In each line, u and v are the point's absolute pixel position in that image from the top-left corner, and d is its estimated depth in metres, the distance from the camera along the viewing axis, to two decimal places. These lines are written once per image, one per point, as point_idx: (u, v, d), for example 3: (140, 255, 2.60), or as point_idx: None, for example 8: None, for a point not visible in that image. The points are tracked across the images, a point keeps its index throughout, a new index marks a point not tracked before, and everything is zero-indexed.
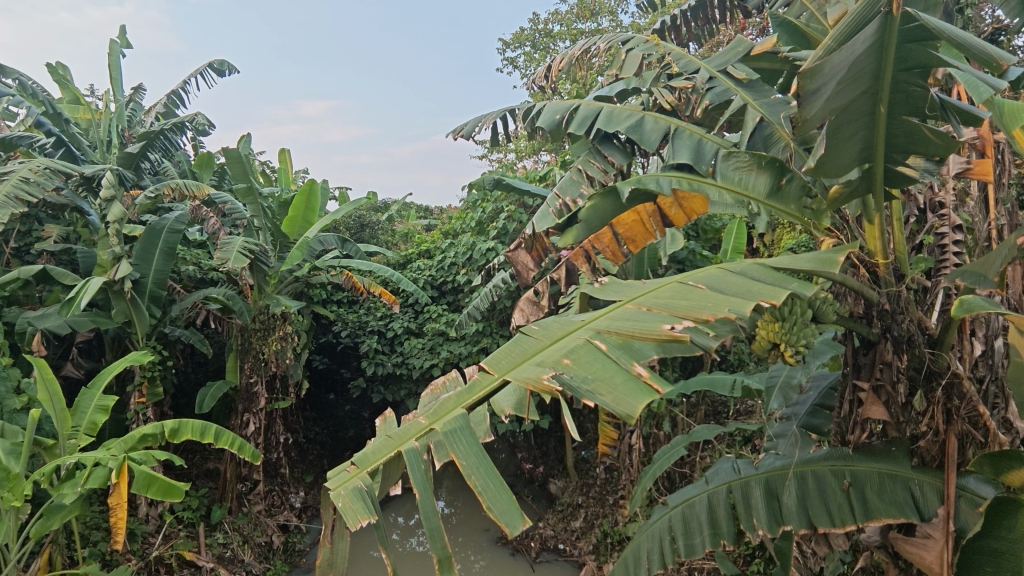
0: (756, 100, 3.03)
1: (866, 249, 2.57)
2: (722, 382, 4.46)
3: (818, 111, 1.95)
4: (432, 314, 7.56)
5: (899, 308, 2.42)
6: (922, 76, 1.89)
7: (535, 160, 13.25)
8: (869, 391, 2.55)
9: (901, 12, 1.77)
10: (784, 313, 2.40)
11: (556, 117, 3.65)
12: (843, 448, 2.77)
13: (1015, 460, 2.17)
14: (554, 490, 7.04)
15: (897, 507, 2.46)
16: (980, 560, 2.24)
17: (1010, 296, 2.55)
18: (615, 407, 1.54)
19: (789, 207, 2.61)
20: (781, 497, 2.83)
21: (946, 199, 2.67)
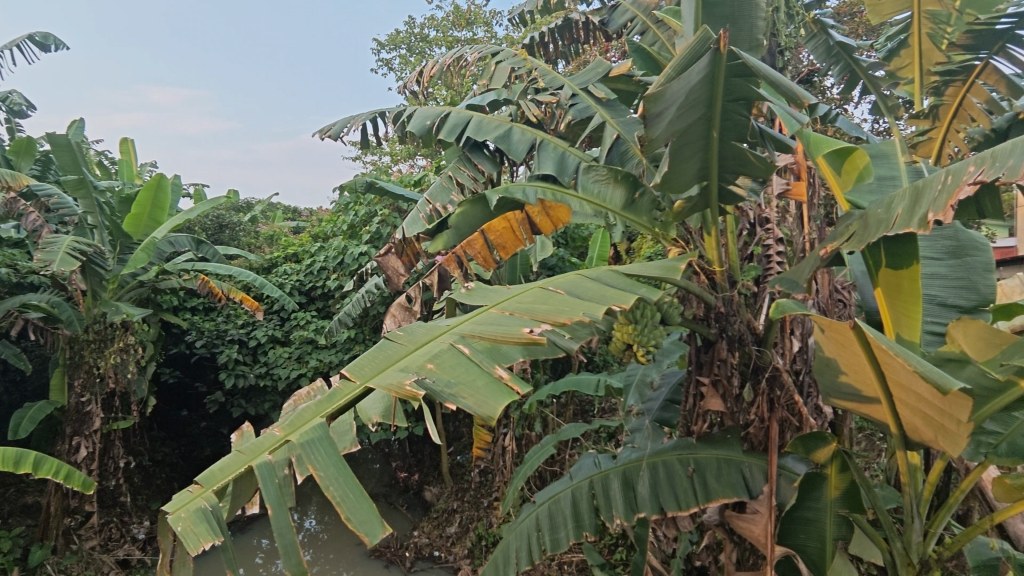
0: (614, 119, 3.24)
1: (705, 258, 2.86)
2: (587, 383, 4.72)
3: (661, 132, 2.15)
4: (299, 321, 7.17)
5: (731, 311, 2.75)
6: (745, 107, 2.15)
7: (410, 164, 13.12)
8: (710, 385, 2.85)
9: (728, 49, 1.98)
10: (636, 316, 2.60)
11: (427, 123, 3.66)
12: (688, 438, 3.05)
13: (820, 440, 2.57)
14: (429, 497, 6.99)
15: (731, 487, 2.77)
16: (796, 528, 2.66)
17: (819, 300, 3.00)
18: (477, 409, 1.57)
19: (641, 218, 2.86)
20: (636, 486, 3.05)
21: (771, 216, 3.05)
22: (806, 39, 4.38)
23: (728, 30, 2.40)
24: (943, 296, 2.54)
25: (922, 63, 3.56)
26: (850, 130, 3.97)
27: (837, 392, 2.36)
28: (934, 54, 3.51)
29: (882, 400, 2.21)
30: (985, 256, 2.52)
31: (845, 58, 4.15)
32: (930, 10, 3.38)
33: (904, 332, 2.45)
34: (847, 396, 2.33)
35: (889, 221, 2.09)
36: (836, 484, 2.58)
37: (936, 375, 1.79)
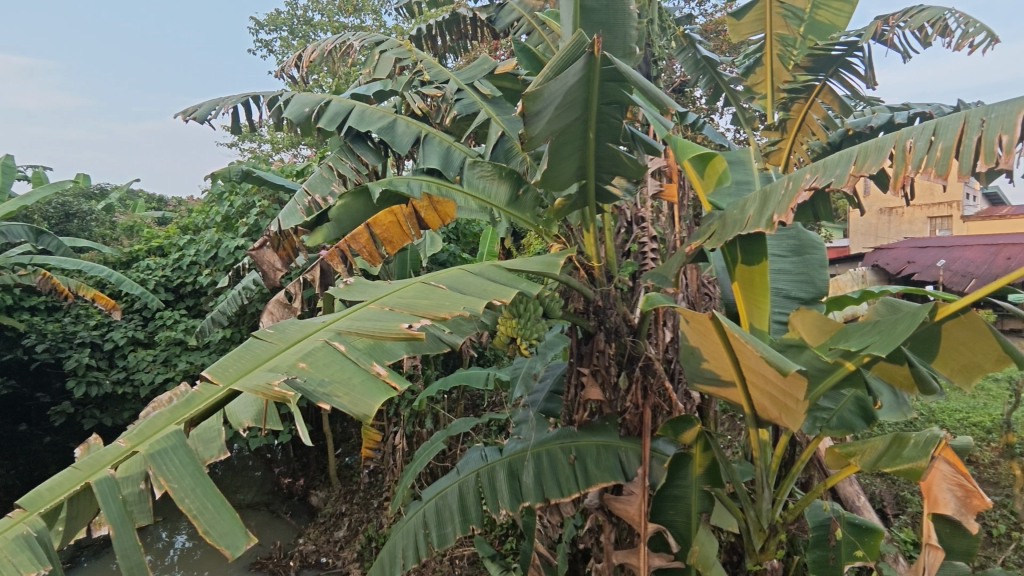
0: (498, 116, 3.29)
1: (585, 254, 2.98)
2: (477, 377, 4.75)
3: (540, 131, 2.21)
4: (165, 320, 6.53)
5: (608, 304, 2.89)
6: (619, 110, 2.27)
7: (293, 153, 12.42)
8: (589, 375, 2.98)
9: (601, 54, 2.07)
10: (520, 310, 2.68)
11: (305, 110, 3.49)
12: (570, 428, 3.18)
13: (687, 423, 2.79)
14: (315, 502, 6.68)
15: (609, 472, 2.93)
16: (666, 505, 2.85)
17: (688, 294, 3.24)
18: (351, 408, 1.51)
19: (524, 214, 2.96)
20: (521, 477, 3.13)
21: (646, 215, 3.25)
22: (677, 51, 4.74)
23: (603, 36, 2.51)
24: (789, 289, 2.85)
25: (772, 80, 3.95)
26: (714, 138, 4.33)
27: (700, 378, 2.56)
28: (782, 72, 3.89)
29: (737, 384, 2.44)
30: (820, 254, 2.90)
31: (709, 71, 4.53)
32: (780, 33, 3.76)
33: (756, 321, 2.71)
34: (708, 381, 2.54)
35: (743, 221, 2.30)
36: (700, 461, 2.81)
37: (777, 359, 2.00)
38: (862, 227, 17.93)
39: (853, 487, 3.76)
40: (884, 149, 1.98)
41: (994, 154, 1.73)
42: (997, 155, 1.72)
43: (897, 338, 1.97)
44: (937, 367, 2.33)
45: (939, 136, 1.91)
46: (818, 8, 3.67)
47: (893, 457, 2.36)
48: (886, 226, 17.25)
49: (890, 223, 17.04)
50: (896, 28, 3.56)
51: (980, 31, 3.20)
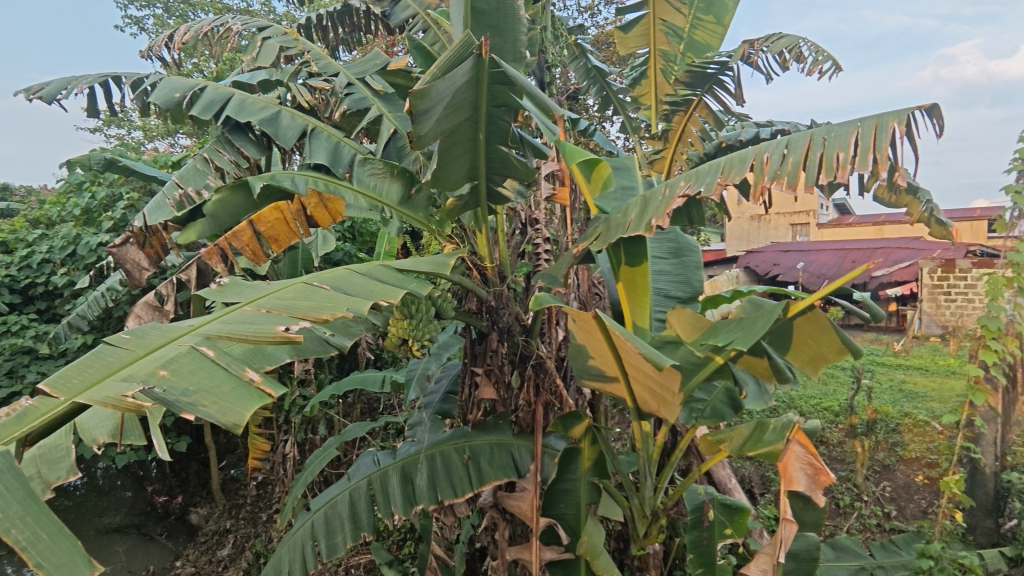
0: (390, 114, 3.22)
1: (478, 254, 3.00)
2: (373, 380, 4.63)
3: (430, 130, 2.19)
4: (9, 326, 5.74)
5: (501, 304, 2.91)
6: (507, 113, 2.31)
7: (171, 142, 11.44)
8: (483, 374, 3.00)
9: (490, 56, 2.08)
10: (412, 311, 2.66)
11: (175, 96, 3.22)
12: (464, 428, 3.19)
13: (576, 418, 2.90)
14: (195, 520, 6.16)
15: (502, 470, 2.96)
16: (557, 499, 2.93)
17: (580, 294, 3.36)
18: (219, 418, 1.41)
19: (417, 214, 2.93)
20: (414, 480, 3.09)
21: (539, 217, 3.33)
22: (569, 59, 4.91)
23: (491, 39, 2.53)
24: (668, 289, 3.05)
25: (656, 93, 4.18)
26: (603, 144, 4.55)
27: (587, 374, 2.66)
28: (664, 86, 4.13)
29: (621, 380, 2.56)
30: (695, 256, 3.13)
31: (599, 81, 4.75)
32: (663, 48, 4.03)
33: (639, 319, 2.88)
34: (595, 377, 2.64)
35: (625, 224, 2.41)
36: (588, 455, 2.93)
37: (654, 354, 2.13)
38: (737, 232, 19.62)
39: (725, 470, 4.09)
40: (746, 161, 2.16)
41: (834, 169, 1.97)
42: (837, 170, 1.97)
43: (756, 332, 2.17)
44: (790, 359, 2.59)
45: (790, 150, 2.12)
46: (695, 28, 3.89)
47: (756, 442, 2.58)
48: (757, 232, 19.01)
49: (760, 229, 18.76)
50: (760, 52, 3.92)
51: (827, 60, 3.59)
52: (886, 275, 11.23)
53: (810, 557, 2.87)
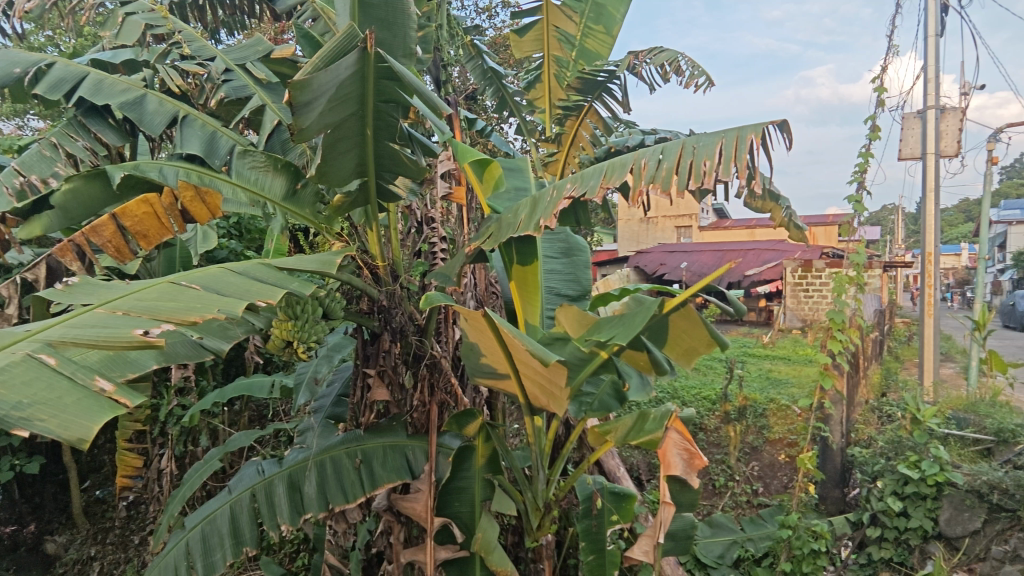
0: (274, 104, 3.06)
1: (369, 252, 2.92)
2: (260, 385, 4.37)
3: (314, 123, 2.10)
4: None
5: (393, 304, 2.85)
6: (396, 109, 2.28)
7: (17, 125, 10.09)
8: (375, 376, 2.92)
9: (374, 50, 2.05)
10: (297, 312, 2.54)
11: (16, 71, 2.86)
12: (357, 431, 3.10)
13: (470, 416, 2.92)
14: (52, 550, 5.48)
15: (396, 472, 2.92)
16: (452, 498, 2.93)
17: (477, 293, 3.38)
18: (61, 433, 1.27)
19: (303, 210, 2.81)
20: (302, 488, 2.96)
21: (435, 216, 3.29)
22: (465, 59, 4.91)
23: (378, 33, 2.48)
24: (559, 287, 3.15)
25: (550, 97, 4.28)
26: (500, 146, 4.62)
27: (480, 372, 2.69)
28: (558, 91, 4.23)
29: (512, 376, 2.61)
30: (584, 255, 3.26)
31: (495, 82, 4.80)
32: (556, 54, 4.15)
33: (530, 318, 2.95)
34: (487, 374, 2.67)
35: (515, 224, 2.46)
36: (482, 452, 2.96)
37: (541, 351, 2.21)
38: (628, 233, 20.68)
39: (615, 459, 4.29)
40: (626, 166, 2.29)
41: (701, 176, 2.13)
42: (703, 176, 2.14)
43: (636, 328, 2.31)
44: (667, 352, 2.77)
45: (665, 156, 2.27)
46: (586, 37, 4.10)
47: (638, 431, 2.74)
48: (646, 233, 20.15)
49: (648, 231, 19.93)
50: (643, 63, 4.14)
51: (702, 75, 3.87)
52: (757, 274, 12.35)
53: (686, 535, 3.13)
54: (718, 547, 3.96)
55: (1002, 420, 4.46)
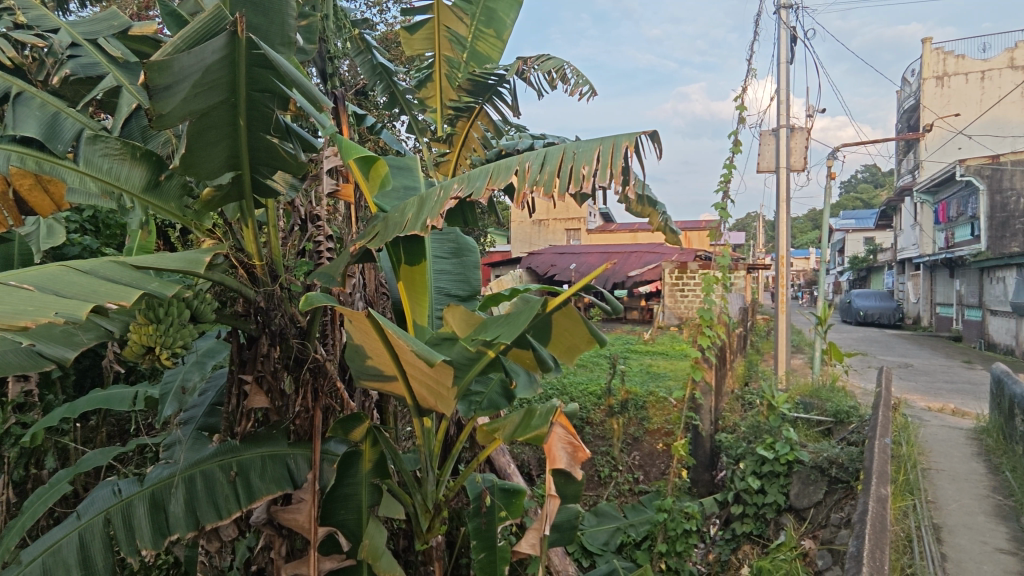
0: (132, 85, 2.76)
1: (244, 250, 2.71)
2: (120, 397, 3.93)
3: (175, 110, 1.98)
4: None
5: (271, 305, 2.69)
6: (273, 99, 2.16)
7: None
8: (253, 383, 2.72)
9: (246, 35, 1.96)
10: (159, 314, 2.32)
11: None
12: (231, 441, 2.88)
13: (356, 420, 2.82)
14: None
15: (276, 483, 2.76)
16: (337, 506, 2.83)
17: (366, 293, 3.31)
18: None
19: (169, 205, 2.57)
20: (167, 507, 2.71)
21: (321, 212, 3.10)
22: (353, 53, 4.76)
23: (249, 16, 2.31)
24: (448, 288, 3.15)
25: (441, 97, 4.26)
26: (390, 143, 4.53)
27: (365, 374, 2.61)
28: (449, 91, 4.21)
29: (399, 378, 2.56)
30: (474, 256, 3.29)
31: (385, 78, 4.67)
32: (446, 54, 4.14)
33: (418, 318, 2.91)
34: (373, 377, 2.61)
35: (401, 224, 2.43)
36: (368, 457, 2.87)
37: (426, 351, 2.20)
38: (521, 235, 21.14)
39: (505, 457, 4.36)
40: (511, 169, 2.34)
41: (579, 180, 2.23)
42: (582, 181, 2.23)
43: (520, 326, 2.37)
44: (551, 350, 2.87)
45: (547, 160, 2.36)
46: (477, 40, 4.16)
47: (524, 427, 2.80)
48: (538, 235, 20.71)
49: (540, 232, 20.54)
50: (531, 69, 4.26)
51: (586, 84, 4.05)
52: (639, 275, 13.10)
53: (571, 525, 3.25)
54: (603, 535, 4.15)
55: (839, 403, 5.09)
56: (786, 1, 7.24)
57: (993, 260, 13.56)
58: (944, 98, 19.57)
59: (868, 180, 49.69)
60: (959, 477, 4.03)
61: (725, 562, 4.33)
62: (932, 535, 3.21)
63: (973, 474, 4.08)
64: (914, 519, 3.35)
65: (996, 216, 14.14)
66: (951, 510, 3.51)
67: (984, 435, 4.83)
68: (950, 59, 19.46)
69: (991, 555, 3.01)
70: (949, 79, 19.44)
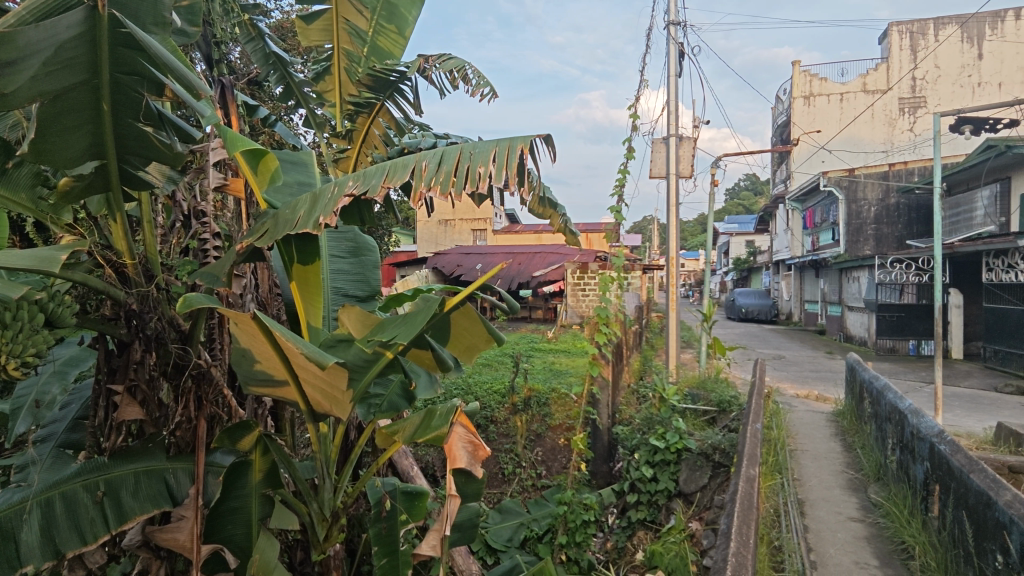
0: None
1: (113, 248, 2.49)
2: None
3: (22, 88, 1.78)
4: None
5: (146, 308, 2.46)
6: (142, 84, 2.00)
7: None
8: (124, 393, 2.52)
9: (108, 12, 1.82)
10: (5, 320, 2.05)
11: None
12: (98, 459, 2.59)
13: (244, 428, 2.67)
14: None
15: (152, 501, 2.53)
16: (224, 520, 2.63)
17: (259, 294, 3.17)
18: None
19: (19, 196, 2.32)
20: (17, 536, 2.36)
21: (206, 208, 2.87)
22: (244, 40, 4.48)
23: None
24: (346, 288, 3.06)
25: (340, 91, 4.08)
26: (285, 136, 4.31)
27: (253, 379, 2.46)
28: (348, 85, 4.06)
29: (291, 382, 2.44)
30: (373, 256, 3.21)
31: (280, 68, 4.40)
32: (346, 47, 3.97)
33: (312, 319, 2.79)
34: (262, 382, 2.47)
35: (293, 222, 2.32)
36: (259, 466, 2.70)
37: (317, 354, 2.13)
38: (427, 234, 20.95)
39: (409, 460, 4.31)
40: (407, 167, 2.32)
41: (475, 181, 2.24)
42: (478, 181, 2.25)
43: (417, 326, 2.35)
44: (450, 350, 2.87)
45: (444, 161, 2.35)
46: (378, 35, 4.03)
47: (425, 428, 2.75)
48: (444, 236, 20.64)
49: (446, 233, 20.52)
50: (433, 68, 4.23)
51: (486, 86, 4.07)
52: (543, 275, 13.41)
53: (472, 524, 3.27)
54: (507, 532, 4.22)
55: (722, 393, 5.50)
56: (675, 19, 7.72)
57: (850, 262, 15.27)
58: (811, 116, 21.75)
59: (749, 188, 54.13)
60: (820, 456, 4.50)
61: (621, 549, 4.52)
62: (797, 509, 3.56)
63: (831, 453, 4.57)
64: (782, 496, 3.70)
65: (852, 223, 15.94)
66: (813, 486, 3.91)
67: (840, 418, 5.44)
68: (815, 82, 21.67)
69: (844, 523, 3.39)
70: (815, 99, 21.65)
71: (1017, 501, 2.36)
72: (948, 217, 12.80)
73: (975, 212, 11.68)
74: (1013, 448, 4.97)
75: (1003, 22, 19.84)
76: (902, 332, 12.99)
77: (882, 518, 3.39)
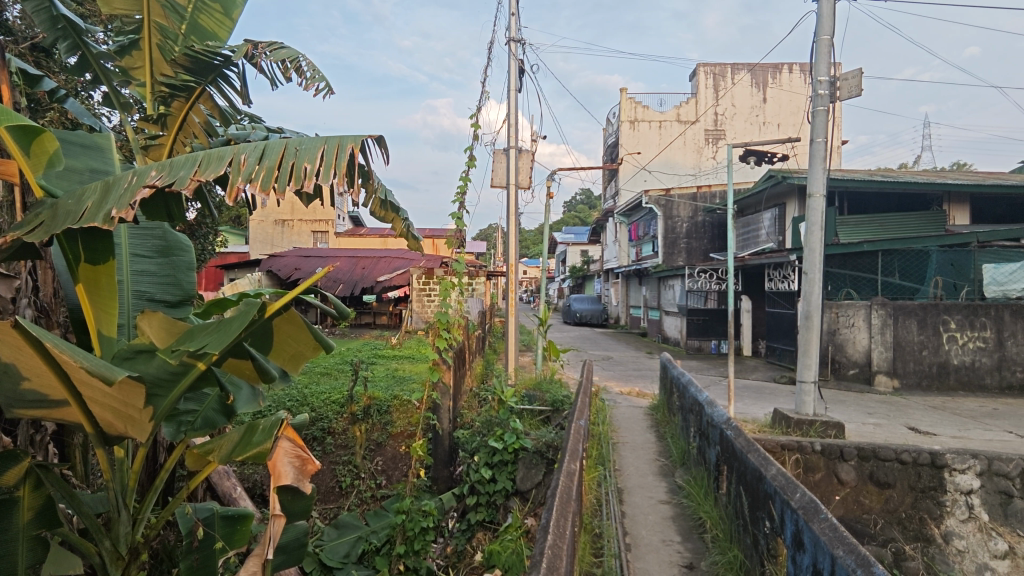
0: None
1: None
2: None
3: None
4: None
5: None
6: None
7: None
8: None
9: None
10: None
11: None
12: None
13: (10, 459, 2.19)
14: None
15: None
16: None
17: (41, 299, 2.71)
18: None
19: None
20: None
21: None
22: None
23: None
24: (151, 292, 2.71)
25: (151, 70, 3.57)
26: (80, 116, 3.67)
27: (20, 402, 2.06)
28: (161, 64, 3.57)
29: (71, 401, 2.07)
30: (187, 256, 2.88)
31: (72, 36, 3.73)
32: (158, 21, 3.49)
33: (104, 327, 2.41)
34: (33, 404, 2.07)
35: (77, 214, 2.00)
36: (29, 504, 2.23)
37: (103, 368, 1.85)
38: (260, 234, 19.45)
39: (231, 481, 3.93)
40: (223, 160, 2.12)
41: (300, 180, 2.12)
42: (304, 179, 2.12)
43: (231, 334, 2.14)
44: (272, 359, 2.68)
45: (265, 156, 2.20)
46: (198, 12, 3.63)
47: (244, 445, 2.51)
48: (280, 236, 19.32)
49: (282, 233, 19.26)
50: (262, 55, 3.95)
51: (321, 80, 3.88)
52: (387, 280, 13.16)
53: (299, 544, 3.07)
54: (344, 547, 4.07)
55: (556, 394, 5.84)
56: (516, 36, 8.06)
57: (666, 272, 17.16)
58: (635, 139, 24.10)
59: (584, 201, 58.36)
60: (638, 447, 4.96)
61: (461, 552, 4.55)
62: (616, 497, 3.89)
63: (647, 443, 5.07)
64: (604, 487, 4.01)
65: (668, 236, 17.91)
66: (630, 475, 4.30)
67: (654, 411, 6.06)
68: (639, 108, 24.10)
69: (655, 506, 3.77)
70: (638, 124, 24.02)
71: (779, 474, 2.81)
72: (741, 234, 14.94)
73: (761, 231, 13.79)
74: (784, 429, 5.94)
75: (781, 73, 23.79)
76: (706, 333, 14.90)
77: (684, 499, 3.84)
